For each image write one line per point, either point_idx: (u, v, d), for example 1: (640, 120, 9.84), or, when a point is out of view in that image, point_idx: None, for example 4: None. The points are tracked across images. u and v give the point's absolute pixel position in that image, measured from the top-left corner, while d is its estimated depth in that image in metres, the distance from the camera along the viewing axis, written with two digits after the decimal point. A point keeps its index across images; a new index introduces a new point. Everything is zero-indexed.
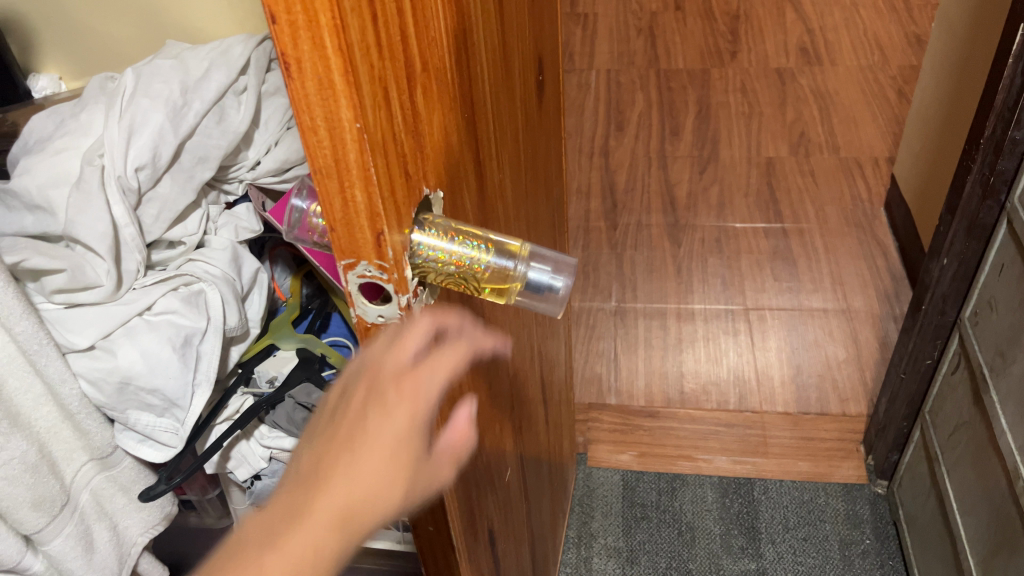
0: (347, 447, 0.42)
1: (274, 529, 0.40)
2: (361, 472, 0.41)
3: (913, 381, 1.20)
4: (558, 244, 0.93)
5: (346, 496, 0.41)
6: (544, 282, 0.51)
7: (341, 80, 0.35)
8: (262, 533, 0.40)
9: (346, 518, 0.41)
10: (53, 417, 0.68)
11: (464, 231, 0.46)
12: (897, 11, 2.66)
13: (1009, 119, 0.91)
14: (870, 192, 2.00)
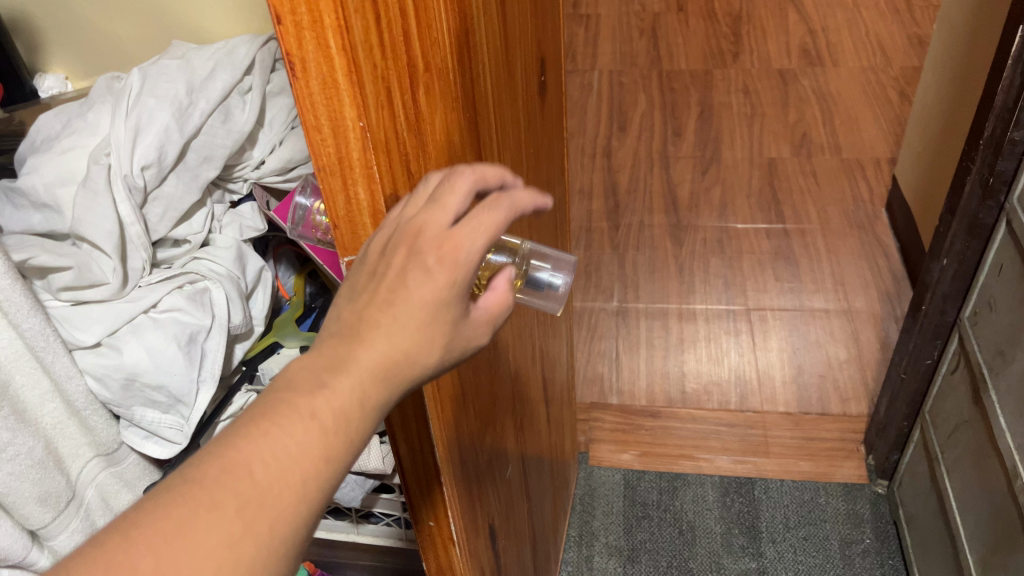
0: (383, 292, 0.37)
1: (311, 373, 0.36)
2: (395, 317, 0.37)
3: (914, 381, 1.20)
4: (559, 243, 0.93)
5: (384, 344, 0.37)
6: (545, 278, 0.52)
7: (344, 79, 0.37)
8: (296, 378, 0.36)
9: (386, 366, 0.37)
10: (59, 413, 0.68)
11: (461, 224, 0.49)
12: (899, 13, 2.66)
13: (1009, 120, 0.91)
14: (872, 193, 2.00)
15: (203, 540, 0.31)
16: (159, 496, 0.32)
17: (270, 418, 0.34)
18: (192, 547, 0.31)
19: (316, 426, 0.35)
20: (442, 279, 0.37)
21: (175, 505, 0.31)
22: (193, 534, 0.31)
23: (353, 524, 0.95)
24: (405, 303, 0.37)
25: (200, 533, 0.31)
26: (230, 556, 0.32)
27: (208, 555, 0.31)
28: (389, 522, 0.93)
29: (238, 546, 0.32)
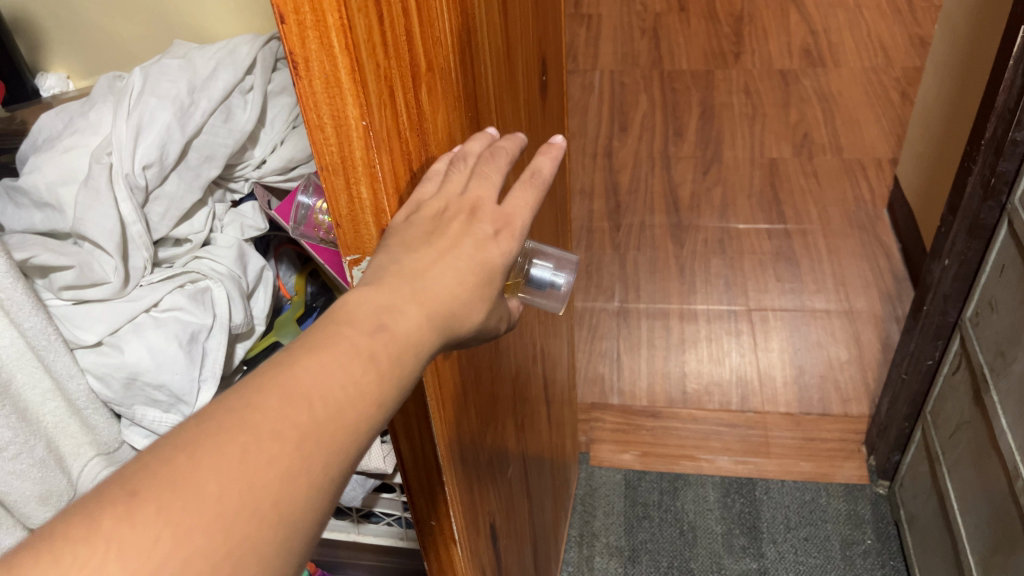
0: (441, 246, 0.40)
1: (374, 312, 0.37)
2: (451, 269, 0.40)
3: (915, 381, 1.20)
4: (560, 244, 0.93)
5: (443, 293, 0.39)
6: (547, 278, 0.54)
7: (348, 79, 0.37)
8: (357, 317, 0.36)
9: (442, 315, 0.39)
10: (60, 411, 0.68)
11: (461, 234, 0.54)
12: (901, 13, 2.66)
13: (1010, 120, 0.91)
14: (873, 193, 2.00)
15: (265, 470, 0.31)
16: (223, 420, 0.31)
17: (334, 353, 0.35)
18: (256, 475, 0.31)
19: (374, 369, 0.35)
20: (490, 245, 0.42)
21: (241, 431, 0.31)
22: (257, 463, 0.31)
23: (355, 524, 0.95)
24: (461, 258, 0.40)
25: (263, 463, 0.31)
26: (287, 490, 0.32)
27: (270, 485, 0.31)
28: (390, 521, 0.93)
29: (295, 480, 0.32)
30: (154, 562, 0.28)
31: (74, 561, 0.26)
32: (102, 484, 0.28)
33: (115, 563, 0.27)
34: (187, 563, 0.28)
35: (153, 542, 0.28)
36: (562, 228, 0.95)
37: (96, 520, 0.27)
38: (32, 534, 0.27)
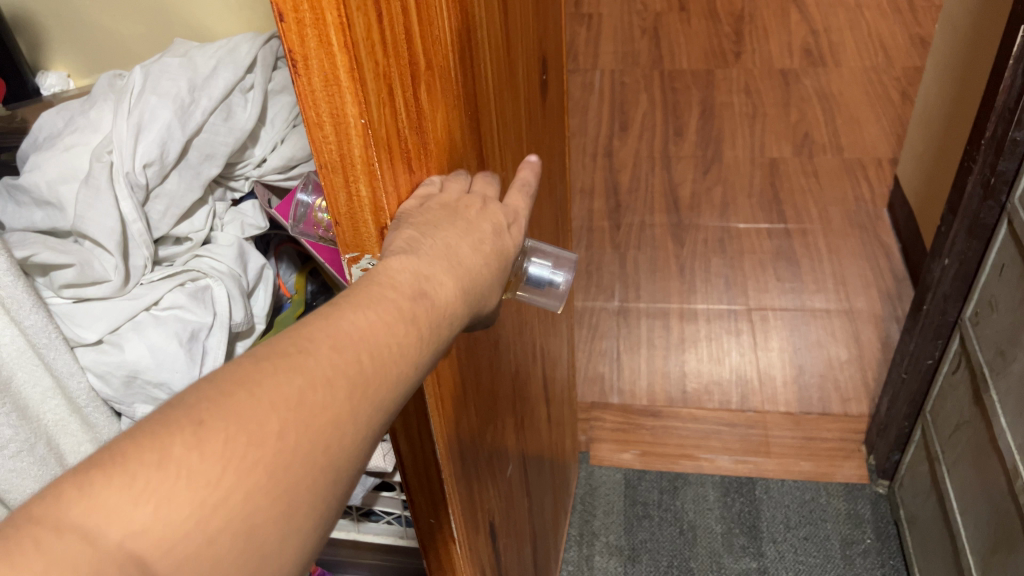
0: (465, 226, 0.44)
1: (414, 277, 0.40)
2: (473, 250, 0.44)
3: (915, 381, 1.20)
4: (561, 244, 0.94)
5: (469, 269, 0.43)
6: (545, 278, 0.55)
7: (346, 77, 0.37)
8: (399, 279, 0.39)
9: (467, 288, 0.42)
10: (61, 410, 0.68)
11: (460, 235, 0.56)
12: (901, 13, 2.66)
13: (1010, 120, 0.91)
14: (873, 193, 2.00)
15: (318, 416, 0.33)
16: (281, 366, 0.33)
17: (380, 311, 0.37)
18: (310, 419, 0.33)
19: (412, 334, 0.38)
20: (501, 236, 0.47)
21: (299, 376, 0.33)
22: (311, 408, 0.33)
23: (354, 523, 0.95)
24: (481, 240, 0.45)
25: (318, 410, 0.33)
26: (334, 437, 0.34)
27: (323, 428, 0.33)
28: (390, 520, 0.93)
29: (342, 428, 0.34)
30: (218, 492, 0.30)
31: (148, 485, 0.28)
32: (173, 409, 0.30)
33: (184, 490, 0.29)
34: (247, 495, 0.31)
35: (218, 473, 0.30)
36: (562, 227, 0.95)
37: (169, 447, 0.29)
38: (105, 454, 0.28)
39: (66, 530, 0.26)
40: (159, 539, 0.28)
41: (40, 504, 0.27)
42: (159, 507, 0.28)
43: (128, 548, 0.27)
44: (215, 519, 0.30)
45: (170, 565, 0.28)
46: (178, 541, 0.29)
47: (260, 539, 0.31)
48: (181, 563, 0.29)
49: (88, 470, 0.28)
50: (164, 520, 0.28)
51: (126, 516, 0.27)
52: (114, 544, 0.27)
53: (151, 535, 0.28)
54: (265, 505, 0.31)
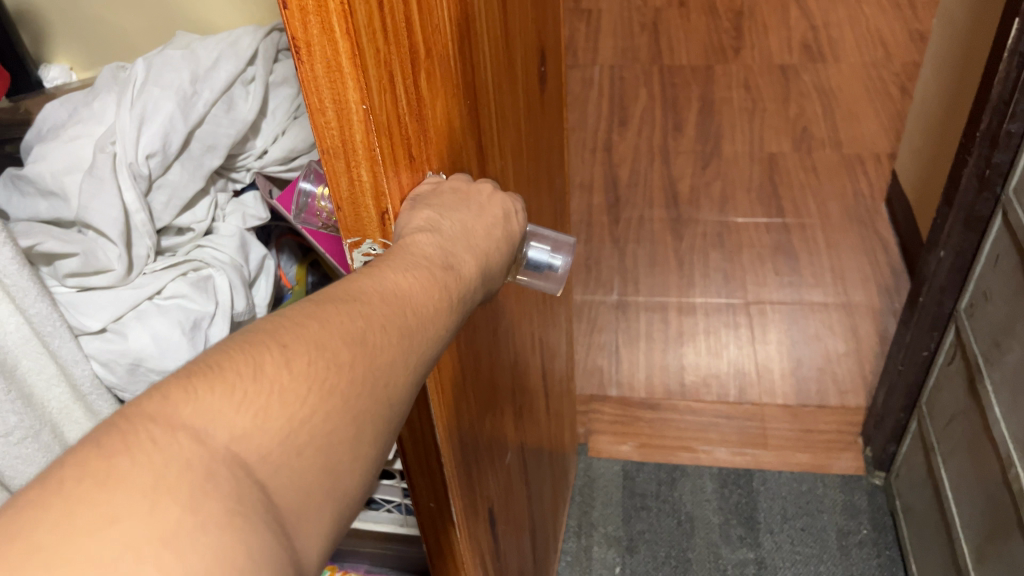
0: (478, 210, 0.47)
1: (441, 250, 0.43)
2: (486, 231, 0.47)
3: (911, 372, 1.21)
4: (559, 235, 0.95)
5: (484, 247, 0.46)
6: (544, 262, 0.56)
7: (348, 63, 0.38)
8: (428, 251, 0.42)
9: (483, 263, 0.46)
10: (65, 397, 0.69)
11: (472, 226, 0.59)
12: (900, 8, 2.67)
13: (1004, 112, 0.91)
14: (872, 187, 2.01)
15: (379, 353, 0.36)
16: (343, 306, 0.36)
17: (417, 275, 0.40)
18: (373, 355, 0.36)
19: (447, 295, 0.41)
20: (511, 221, 0.50)
21: (358, 318, 0.36)
22: (372, 346, 0.36)
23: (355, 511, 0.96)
24: (494, 224, 0.48)
25: (379, 348, 0.36)
26: (391, 375, 0.37)
27: (384, 365, 0.37)
28: (390, 508, 0.94)
29: (396, 368, 0.37)
30: (304, 409, 0.33)
31: (246, 396, 0.31)
32: (255, 334, 0.33)
33: (276, 404, 0.32)
34: (326, 416, 0.33)
35: (303, 393, 0.33)
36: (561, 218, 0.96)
37: (260, 365, 0.32)
38: (203, 366, 0.31)
39: (179, 428, 0.29)
40: (257, 447, 0.31)
41: (155, 401, 0.29)
42: (256, 417, 0.31)
43: (233, 450, 0.30)
44: (300, 435, 0.32)
45: (267, 471, 0.31)
46: (275, 447, 0.31)
47: (335, 461, 0.34)
48: (275, 471, 0.31)
49: (188, 381, 0.30)
50: (259, 429, 0.31)
51: (229, 421, 0.30)
52: (223, 445, 0.30)
53: (250, 441, 0.31)
54: (340, 429, 0.34)
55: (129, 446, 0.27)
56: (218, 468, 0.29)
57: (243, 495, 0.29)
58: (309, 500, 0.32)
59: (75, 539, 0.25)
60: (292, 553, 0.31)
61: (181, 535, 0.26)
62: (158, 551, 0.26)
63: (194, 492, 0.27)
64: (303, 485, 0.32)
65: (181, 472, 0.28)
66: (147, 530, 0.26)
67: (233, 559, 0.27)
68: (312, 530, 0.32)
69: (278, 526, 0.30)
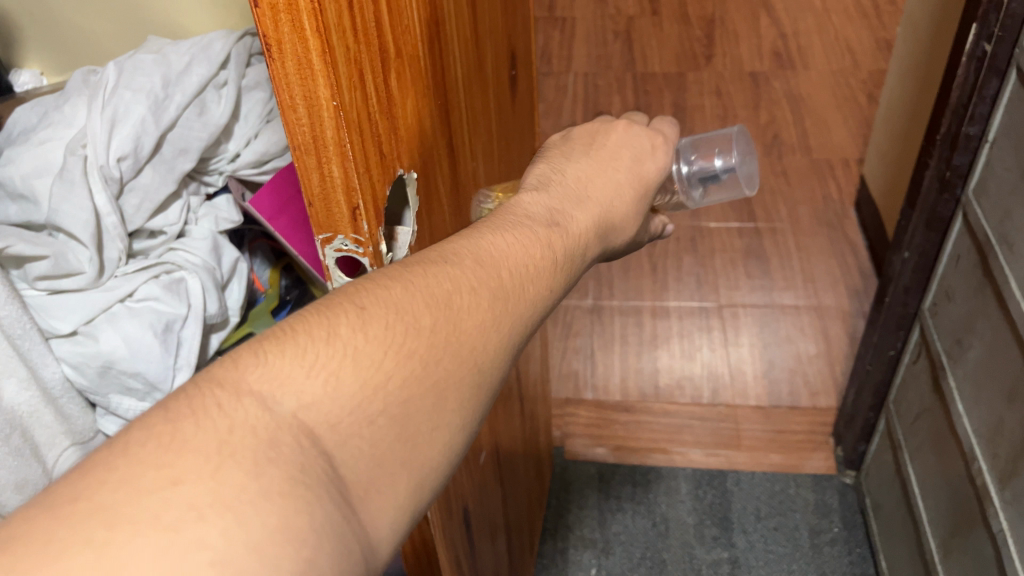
0: (596, 165, 0.55)
1: (546, 211, 0.50)
2: (605, 180, 0.55)
3: (879, 371, 1.23)
4: None
5: (601, 196, 0.54)
6: (699, 176, 0.71)
7: (319, 60, 0.39)
8: (532, 210, 0.50)
9: (603, 214, 0.53)
10: (35, 401, 0.69)
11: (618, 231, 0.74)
12: (867, 17, 2.72)
13: (963, 115, 0.93)
14: (841, 192, 2.04)
15: (472, 306, 0.42)
16: (435, 272, 0.42)
17: (519, 233, 0.47)
18: (458, 319, 0.41)
19: (553, 250, 0.48)
20: (642, 163, 0.58)
21: (447, 282, 0.42)
22: (458, 311, 0.41)
23: None
24: (615, 173, 0.56)
25: (466, 310, 0.42)
26: (486, 339, 0.42)
27: (480, 323, 0.42)
28: None
29: (488, 332, 0.42)
30: (379, 374, 0.37)
31: (319, 362, 0.35)
32: (337, 298, 0.38)
33: (349, 369, 0.36)
34: (402, 382, 0.37)
35: (379, 358, 0.37)
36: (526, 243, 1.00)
37: (337, 327, 0.37)
38: (278, 332, 0.36)
39: (246, 392, 0.33)
40: (326, 415, 0.34)
41: (228, 367, 0.34)
42: (327, 383, 0.35)
43: (300, 418, 0.34)
44: (376, 403, 0.36)
45: (336, 440, 0.34)
46: (344, 416, 0.35)
47: (415, 429, 0.38)
48: (345, 441, 0.35)
49: (262, 348, 0.35)
50: (330, 397, 0.35)
51: (299, 388, 0.34)
52: (291, 413, 0.33)
53: (321, 410, 0.34)
54: (421, 397, 0.38)
55: (195, 412, 0.31)
56: (285, 437, 0.33)
57: (308, 466, 0.33)
58: (382, 471, 0.36)
59: (139, 498, 0.28)
60: (351, 524, 0.34)
61: (244, 500, 0.30)
62: (220, 513, 0.29)
63: (261, 459, 0.31)
64: (374, 454, 0.36)
65: (244, 437, 0.32)
66: (207, 494, 0.29)
67: (300, 525, 0.31)
68: (382, 505, 0.36)
69: (342, 500, 0.33)
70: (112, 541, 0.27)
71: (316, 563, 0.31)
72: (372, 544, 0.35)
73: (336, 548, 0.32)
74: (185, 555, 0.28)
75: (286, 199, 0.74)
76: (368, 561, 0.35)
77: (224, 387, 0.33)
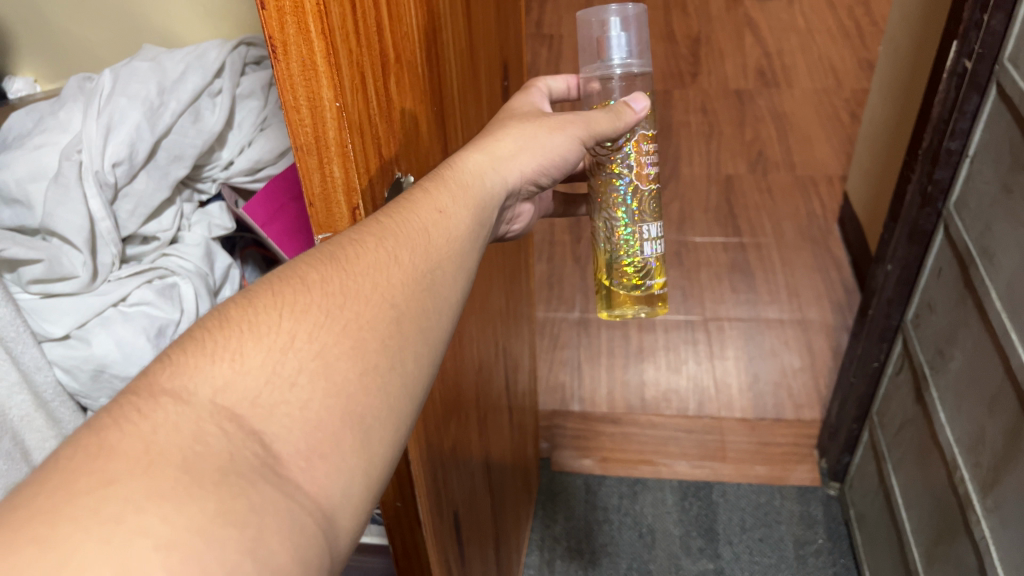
0: (494, 128, 0.60)
1: (436, 168, 0.52)
2: (501, 133, 0.58)
3: (862, 383, 1.25)
4: (517, 267, 1.02)
5: (497, 145, 0.57)
6: (621, 53, 0.66)
7: (323, 62, 0.40)
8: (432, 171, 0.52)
9: (492, 153, 0.56)
10: (26, 405, 0.69)
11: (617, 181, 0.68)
12: (849, 38, 2.77)
13: (944, 130, 0.96)
14: (824, 208, 2.07)
15: (363, 251, 0.43)
16: (324, 246, 0.43)
17: (410, 191, 0.49)
18: (348, 264, 0.42)
19: (442, 190, 0.50)
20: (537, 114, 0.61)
21: (334, 244, 0.43)
22: (349, 259, 0.42)
23: None
24: (510, 124, 0.59)
25: (358, 255, 0.42)
26: (387, 277, 0.43)
27: (377, 262, 0.43)
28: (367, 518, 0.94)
29: (388, 270, 0.43)
30: (283, 337, 0.37)
31: (218, 348, 0.35)
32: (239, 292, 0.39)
33: (248, 344, 0.36)
34: (308, 335, 0.38)
35: (276, 322, 0.37)
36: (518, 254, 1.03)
37: (225, 313, 0.37)
38: (189, 338, 0.36)
39: (159, 394, 0.33)
40: (244, 393, 0.35)
41: (166, 376, 0.34)
42: (233, 363, 0.35)
43: (217, 403, 0.34)
44: (290, 364, 0.36)
45: (260, 419, 0.34)
46: (260, 389, 0.35)
47: (341, 380, 0.38)
48: (270, 414, 0.35)
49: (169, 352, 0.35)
50: (238, 374, 0.35)
51: (209, 374, 0.34)
52: (207, 400, 0.34)
53: (233, 390, 0.34)
54: (335, 346, 0.38)
55: (117, 422, 0.31)
56: (207, 431, 0.32)
57: (236, 454, 0.33)
58: (321, 434, 0.36)
59: (75, 499, 0.28)
60: (299, 502, 0.34)
61: (179, 490, 0.30)
62: (156, 504, 0.29)
63: (187, 455, 0.31)
64: (306, 421, 0.36)
65: (169, 436, 0.31)
66: (143, 488, 0.29)
67: (238, 508, 0.31)
68: (343, 503, 0.36)
69: (274, 477, 0.33)
70: (52, 536, 0.27)
71: (263, 544, 0.31)
72: (332, 517, 0.35)
73: (287, 524, 0.32)
74: (128, 544, 0.27)
75: (278, 208, 0.75)
76: (329, 543, 0.34)
77: (139, 393, 0.33)
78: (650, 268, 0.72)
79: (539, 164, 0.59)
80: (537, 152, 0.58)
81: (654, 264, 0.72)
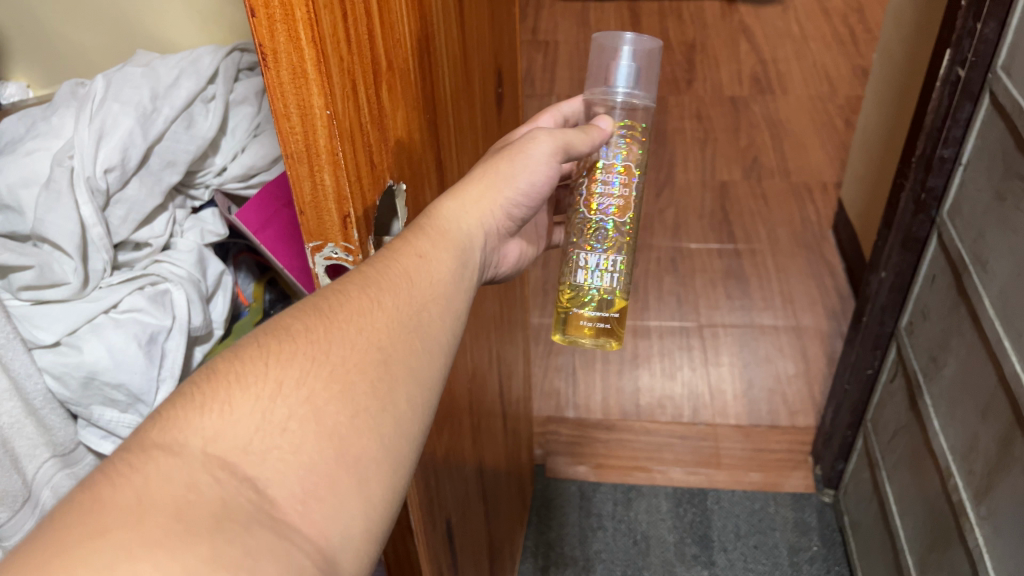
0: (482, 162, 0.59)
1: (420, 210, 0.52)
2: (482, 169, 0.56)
3: (857, 390, 1.24)
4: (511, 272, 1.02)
5: (474, 184, 0.55)
6: (628, 81, 0.66)
7: (313, 69, 0.39)
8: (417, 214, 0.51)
9: (463, 194, 0.54)
10: (16, 412, 0.68)
11: (585, 207, 0.68)
12: (844, 45, 2.78)
13: (937, 138, 0.96)
14: (819, 215, 2.08)
15: (346, 300, 0.43)
16: (310, 296, 0.43)
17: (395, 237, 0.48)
18: (331, 314, 0.42)
19: (424, 235, 0.49)
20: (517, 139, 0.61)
21: (319, 295, 0.43)
22: (333, 309, 0.42)
23: None
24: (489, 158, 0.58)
25: (340, 304, 0.42)
26: (371, 324, 0.42)
27: (358, 310, 0.43)
28: None
29: (371, 317, 0.43)
30: (271, 384, 0.37)
31: (208, 400, 0.36)
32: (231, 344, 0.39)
33: (238, 395, 0.36)
34: (296, 381, 0.38)
35: (263, 372, 0.38)
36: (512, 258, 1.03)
37: (212, 365, 0.38)
38: (182, 393, 0.36)
39: (151, 447, 0.33)
40: (235, 441, 0.35)
41: (157, 428, 0.34)
42: (222, 415, 0.35)
43: (209, 453, 0.34)
44: (280, 412, 0.37)
45: (254, 467, 0.35)
46: (252, 437, 0.35)
47: (331, 422, 0.38)
48: (264, 459, 0.35)
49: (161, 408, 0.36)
50: (229, 424, 0.35)
51: (200, 426, 0.35)
52: (199, 450, 0.34)
53: (224, 440, 0.35)
54: (324, 390, 0.38)
55: (111, 475, 0.31)
56: (199, 479, 0.33)
57: (230, 501, 0.33)
58: (315, 477, 0.36)
59: (68, 551, 0.29)
60: (293, 541, 0.34)
61: (170, 538, 0.30)
62: (150, 551, 0.29)
63: (179, 502, 0.31)
64: (299, 463, 0.36)
65: (163, 484, 0.32)
66: (137, 538, 0.29)
67: (232, 552, 0.31)
68: (335, 532, 0.36)
69: (269, 521, 0.34)
70: None
71: None
72: (329, 558, 0.35)
73: (278, 563, 0.32)
74: None
75: (271, 213, 0.74)
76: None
77: (131, 448, 0.33)
78: (612, 300, 0.71)
79: (515, 197, 0.57)
80: (523, 186, 0.57)
81: (617, 295, 0.70)
